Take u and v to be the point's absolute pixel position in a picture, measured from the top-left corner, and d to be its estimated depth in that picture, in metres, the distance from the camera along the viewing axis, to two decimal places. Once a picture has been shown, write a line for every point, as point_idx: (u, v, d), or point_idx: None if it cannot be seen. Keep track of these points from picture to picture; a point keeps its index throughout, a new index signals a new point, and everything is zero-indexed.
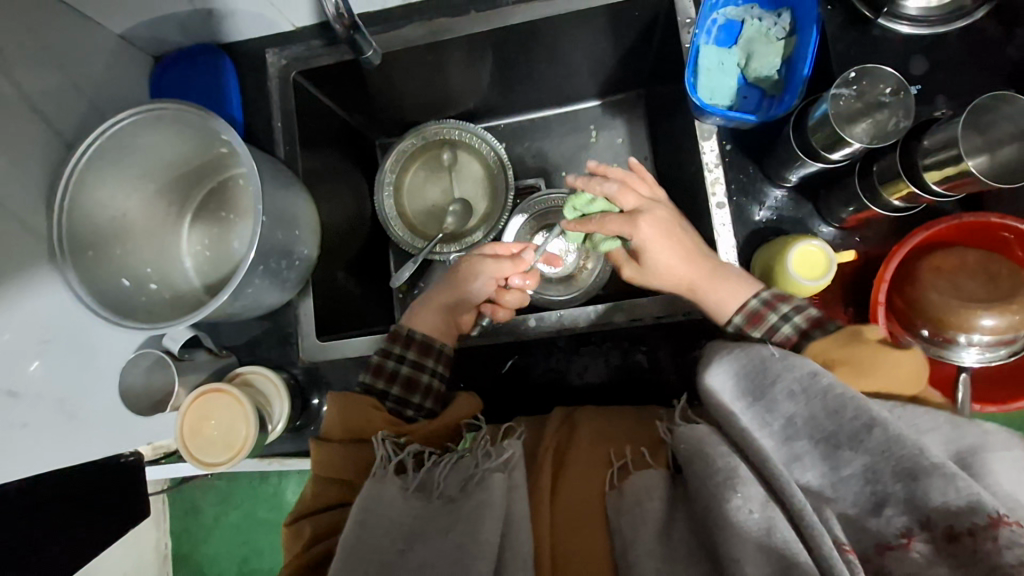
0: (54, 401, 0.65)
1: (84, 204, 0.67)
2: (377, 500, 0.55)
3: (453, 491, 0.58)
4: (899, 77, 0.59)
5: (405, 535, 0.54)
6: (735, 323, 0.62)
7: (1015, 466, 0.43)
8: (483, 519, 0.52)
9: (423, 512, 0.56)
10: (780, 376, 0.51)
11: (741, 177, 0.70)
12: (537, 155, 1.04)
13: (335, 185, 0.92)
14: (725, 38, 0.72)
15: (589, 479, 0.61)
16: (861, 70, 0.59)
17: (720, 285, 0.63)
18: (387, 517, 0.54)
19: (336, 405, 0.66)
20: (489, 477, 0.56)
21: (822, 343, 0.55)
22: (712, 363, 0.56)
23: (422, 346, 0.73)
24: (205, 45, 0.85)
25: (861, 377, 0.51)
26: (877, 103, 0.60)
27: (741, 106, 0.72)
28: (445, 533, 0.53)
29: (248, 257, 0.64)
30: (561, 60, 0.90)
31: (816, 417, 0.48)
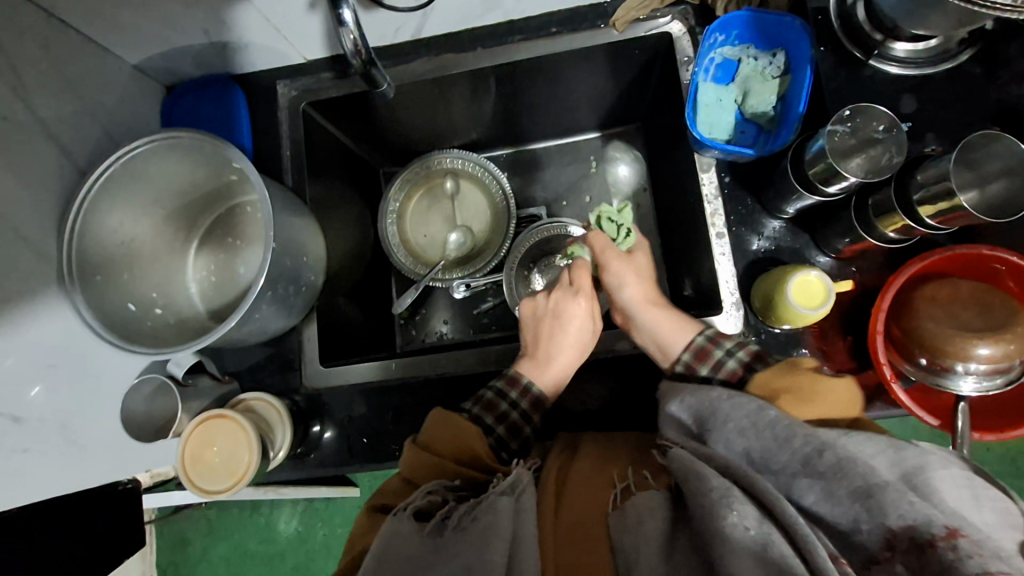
0: (56, 427, 0.63)
1: (94, 228, 0.68)
2: (394, 536, 0.55)
3: (458, 521, 0.56)
4: (892, 116, 0.61)
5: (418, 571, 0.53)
6: (683, 361, 0.67)
7: (954, 482, 0.44)
8: (490, 540, 0.53)
9: (433, 546, 0.55)
10: (729, 416, 0.55)
11: (740, 209, 0.73)
12: (538, 183, 1.06)
13: (341, 213, 0.94)
14: (723, 76, 0.75)
15: (589, 496, 0.61)
16: (855, 108, 0.61)
17: (676, 333, 0.70)
18: (401, 555, 0.54)
19: (443, 419, 0.67)
20: (496, 501, 0.56)
21: (763, 376, 0.60)
22: (670, 405, 0.62)
23: (534, 399, 0.72)
24: (217, 76, 0.88)
25: (805, 405, 0.55)
26: (871, 139, 0.61)
27: (739, 141, 0.75)
28: (451, 558, 0.53)
29: (258, 283, 0.66)
30: (564, 95, 0.93)
31: (769, 449, 0.51)
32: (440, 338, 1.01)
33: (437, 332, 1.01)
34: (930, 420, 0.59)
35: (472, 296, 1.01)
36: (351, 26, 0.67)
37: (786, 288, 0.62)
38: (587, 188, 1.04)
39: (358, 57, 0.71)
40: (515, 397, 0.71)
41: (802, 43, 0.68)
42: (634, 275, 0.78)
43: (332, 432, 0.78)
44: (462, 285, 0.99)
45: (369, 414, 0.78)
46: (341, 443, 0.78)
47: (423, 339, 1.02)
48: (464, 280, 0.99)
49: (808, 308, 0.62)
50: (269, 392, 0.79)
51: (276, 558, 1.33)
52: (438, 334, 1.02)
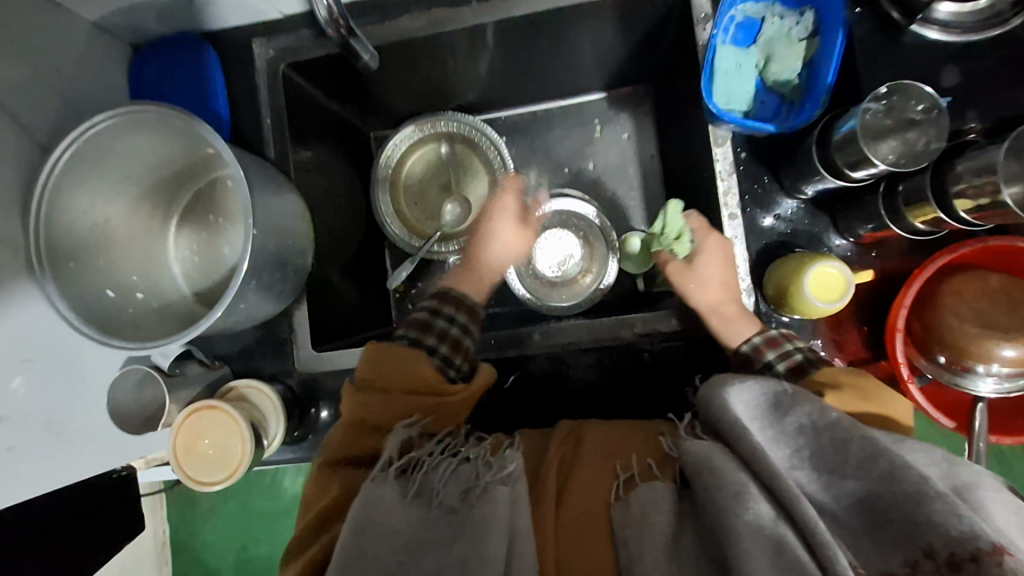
0: (41, 420, 0.60)
1: (63, 209, 0.64)
2: (377, 504, 0.53)
3: (453, 501, 0.56)
4: (934, 95, 0.55)
5: (407, 544, 0.52)
6: (752, 342, 0.63)
7: (1004, 506, 0.44)
8: (488, 531, 0.52)
9: (423, 522, 0.54)
10: (793, 409, 0.52)
11: (756, 188, 0.68)
12: (539, 149, 1.00)
13: (329, 184, 0.89)
14: (744, 38, 0.67)
15: (591, 484, 0.60)
16: (892, 86, 0.55)
17: (734, 328, 0.64)
18: (387, 525, 0.52)
19: (374, 356, 0.67)
20: (495, 490, 0.55)
21: (829, 371, 0.57)
22: (728, 387, 0.56)
23: (469, 311, 0.75)
24: (185, 33, 0.79)
25: (863, 402, 0.52)
26: (907, 121, 0.56)
27: (759, 113, 0.67)
28: (449, 544, 0.52)
29: (241, 267, 0.62)
30: (567, 53, 0.86)
31: (822, 450, 0.49)
32: None
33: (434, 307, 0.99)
34: (947, 422, 0.56)
35: None
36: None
37: (803, 275, 0.59)
38: (590, 154, 0.98)
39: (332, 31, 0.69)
40: (452, 311, 0.74)
41: (835, 2, 0.61)
42: (715, 272, 0.65)
43: (327, 413, 0.77)
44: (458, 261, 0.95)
45: None
46: (337, 425, 0.77)
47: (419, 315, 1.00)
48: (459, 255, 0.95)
49: (819, 301, 0.59)
50: (260, 376, 0.77)
51: (283, 515, 1.36)
52: None
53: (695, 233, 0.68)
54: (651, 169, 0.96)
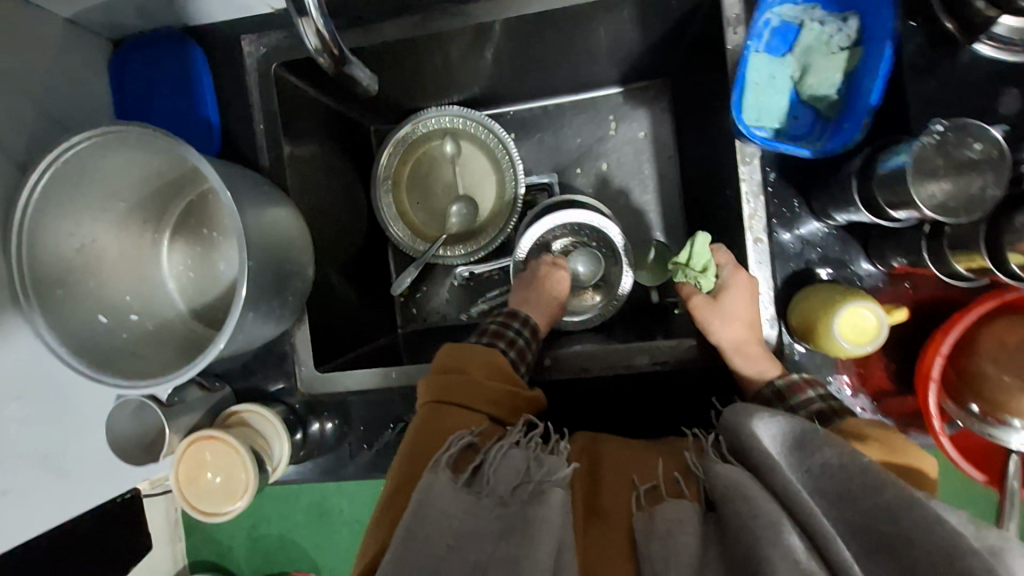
0: (38, 457, 0.59)
1: (47, 234, 0.60)
2: (429, 492, 0.51)
3: (504, 492, 0.53)
4: (996, 136, 0.49)
5: (457, 531, 0.49)
6: (778, 383, 0.62)
7: None
8: (542, 532, 0.48)
9: (475, 508, 0.51)
10: (821, 448, 0.51)
11: (784, 211, 0.63)
12: (549, 146, 0.94)
13: (329, 188, 0.84)
14: (779, 44, 0.61)
15: (615, 503, 0.57)
16: (952, 123, 0.50)
17: (752, 363, 0.63)
18: (439, 509, 0.50)
19: (453, 354, 0.67)
20: (550, 492, 0.52)
21: (853, 422, 0.55)
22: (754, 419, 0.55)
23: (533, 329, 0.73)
24: (168, 30, 0.73)
25: (889, 453, 0.50)
26: (963, 164, 0.49)
27: (791, 130, 0.62)
28: (501, 538, 0.49)
29: (240, 294, 0.59)
30: (582, 46, 0.79)
31: (849, 492, 0.47)
32: (443, 318, 0.96)
33: (438, 312, 0.96)
34: (977, 475, 0.53)
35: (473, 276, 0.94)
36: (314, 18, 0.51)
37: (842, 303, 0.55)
38: (604, 153, 0.93)
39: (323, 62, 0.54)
40: (518, 327, 0.72)
41: (884, 11, 0.55)
42: (738, 305, 0.63)
43: (306, 432, 0.75)
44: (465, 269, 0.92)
45: (371, 418, 0.75)
46: (342, 446, 0.76)
47: (424, 318, 0.96)
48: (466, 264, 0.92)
49: (843, 339, 0.55)
50: (262, 395, 0.75)
51: None
52: (440, 314, 0.96)
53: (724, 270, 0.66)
54: (667, 169, 0.91)
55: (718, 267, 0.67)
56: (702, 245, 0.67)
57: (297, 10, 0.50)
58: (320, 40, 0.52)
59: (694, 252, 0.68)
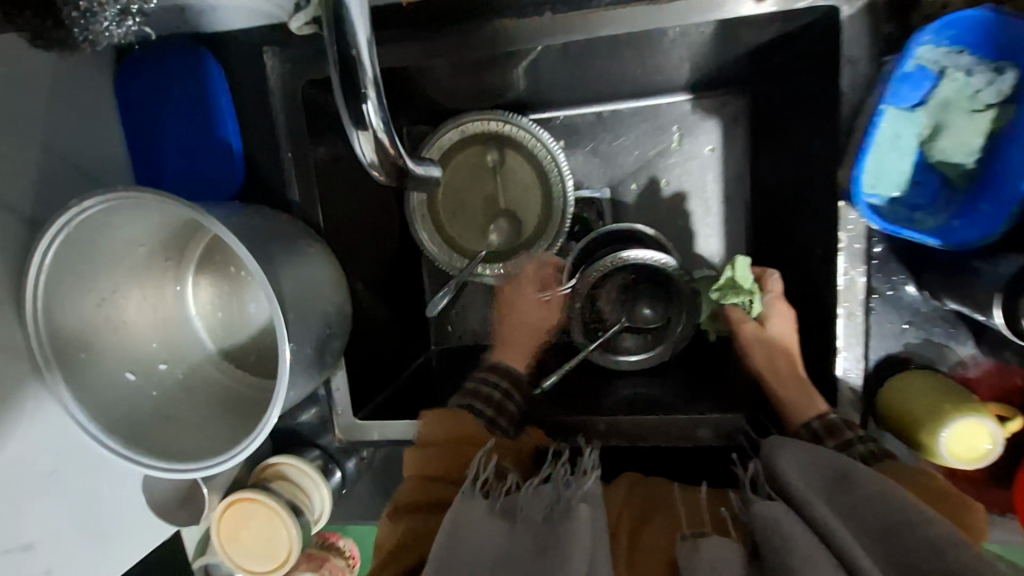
0: (76, 529, 0.57)
1: (61, 298, 0.55)
2: (465, 516, 0.51)
3: (539, 518, 0.52)
4: None
5: (494, 557, 0.48)
6: (812, 427, 0.57)
7: None
8: (571, 543, 0.46)
9: (510, 536, 0.50)
10: (857, 482, 0.49)
11: (888, 289, 0.56)
12: (603, 157, 0.84)
13: (363, 209, 0.76)
14: (912, 95, 0.50)
15: (657, 534, 0.55)
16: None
17: (794, 392, 0.60)
18: (477, 534, 0.49)
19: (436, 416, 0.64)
20: (575, 508, 0.51)
21: (893, 467, 0.51)
22: (776, 457, 0.55)
23: (513, 379, 0.70)
24: (177, 39, 0.63)
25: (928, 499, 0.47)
26: None
27: (911, 198, 0.54)
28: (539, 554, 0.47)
29: (284, 359, 0.52)
30: (653, 57, 0.68)
31: (882, 523, 0.45)
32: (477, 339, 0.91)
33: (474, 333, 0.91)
34: None
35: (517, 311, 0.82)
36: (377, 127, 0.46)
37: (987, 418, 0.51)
38: (665, 168, 0.82)
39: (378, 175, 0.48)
40: (498, 379, 0.70)
41: None
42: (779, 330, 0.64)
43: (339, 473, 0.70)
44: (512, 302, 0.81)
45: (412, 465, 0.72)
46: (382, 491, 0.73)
47: (459, 337, 0.92)
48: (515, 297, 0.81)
49: (948, 436, 0.51)
50: (299, 438, 0.72)
51: None
52: (475, 334, 0.91)
53: (765, 297, 0.66)
54: (735, 192, 0.81)
55: (764, 293, 0.67)
56: (744, 266, 0.67)
57: (354, 121, 0.45)
58: (379, 150, 0.47)
59: (736, 276, 0.68)
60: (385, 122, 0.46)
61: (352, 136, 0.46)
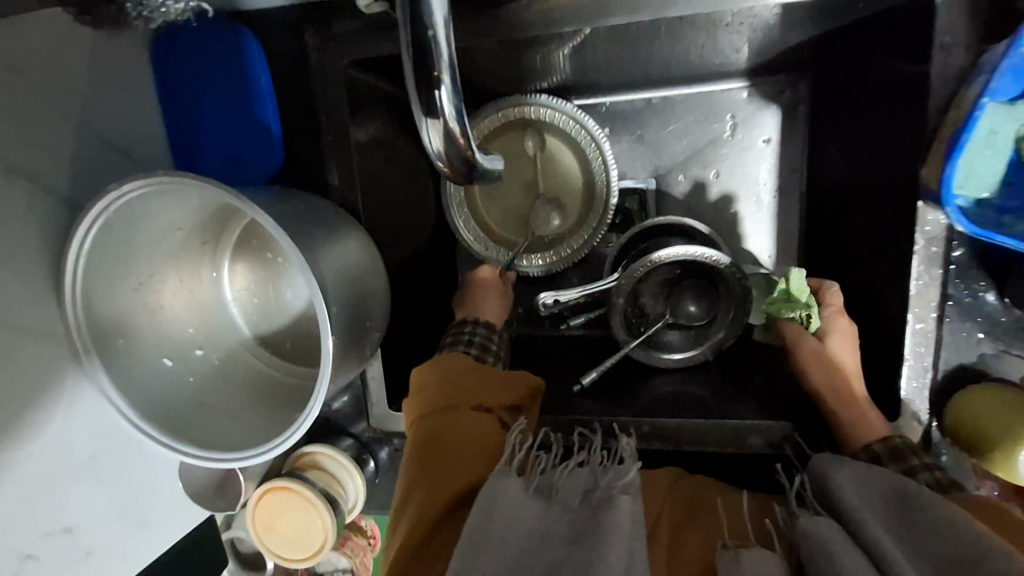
0: (116, 514, 0.57)
1: (99, 280, 0.54)
2: (498, 492, 0.48)
3: (574, 501, 0.50)
4: None
5: (526, 542, 0.46)
6: (875, 450, 0.55)
7: None
8: (611, 537, 0.44)
9: (545, 517, 0.48)
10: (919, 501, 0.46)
11: (965, 295, 0.52)
12: (651, 145, 0.80)
13: (400, 191, 0.74)
14: (1013, 88, 0.45)
15: (698, 537, 0.53)
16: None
17: (857, 416, 0.58)
18: (510, 517, 0.47)
19: (432, 375, 0.62)
20: (615, 498, 0.48)
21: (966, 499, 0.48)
22: (830, 473, 0.52)
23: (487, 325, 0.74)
24: (214, 15, 0.60)
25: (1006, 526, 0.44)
26: None
27: (1004, 198, 0.49)
28: (572, 544, 0.45)
29: (327, 347, 0.51)
30: (714, 39, 0.64)
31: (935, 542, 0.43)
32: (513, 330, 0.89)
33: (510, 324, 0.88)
34: None
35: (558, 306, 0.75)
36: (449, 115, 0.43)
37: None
38: (717, 158, 0.78)
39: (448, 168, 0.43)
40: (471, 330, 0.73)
41: None
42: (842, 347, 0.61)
43: (373, 464, 0.70)
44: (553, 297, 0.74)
45: None
46: None
47: None
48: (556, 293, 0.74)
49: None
50: (333, 427, 0.71)
51: None
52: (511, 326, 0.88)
53: (825, 311, 0.64)
54: (790, 184, 0.77)
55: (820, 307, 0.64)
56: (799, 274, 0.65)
57: (426, 110, 0.42)
58: (447, 141, 0.44)
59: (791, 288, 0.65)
60: (458, 112, 0.43)
61: (421, 124, 0.43)
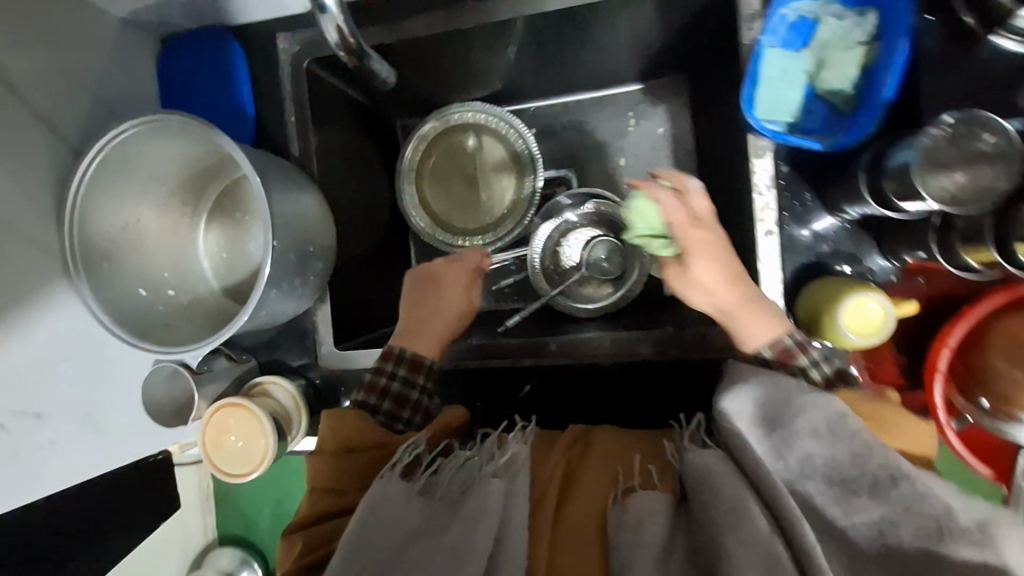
0: (80, 415, 0.64)
1: (94, 212, 0.66)
2: (382, 500, 0.56)
3: (454, 495, 0.59)
4: (1005, 126, 0.52)
5: (408, 533, 0.54)
6: (763, 355, 0.60)
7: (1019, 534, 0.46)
8: (479, 521, 0.54)
9: (425, 515, 0.56)
10: (803, 414, 0.53)
11: (796, 205, 0.63)
12: (569, 142, 0.96)
13: (354, 174, 0.88)
14: (795, 39, 0.61)
15: (581, 496, 0.59)
16: (963, 115, 0.52)
17: (754, 319, 0.61)
18: (391, 516, 0.55)
19: (330, 418, 0.66)
20: (488, 483, 0.57)
21: (848, 394, 0.55)
22: (728, 389, 0.57)
23: (411, 363, 0.73)
24: (211, 28, 0.79)
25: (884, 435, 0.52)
26: (976, 155, 0.52)
27: (806, 123, 0.62)
28: (442, 533, 0.54)
29: (263, 272, 0.62)
30: (600, 44, 0.81)
31: (840, 459, 0.50)
32: None
33: None
34: (983, 470, 0.57)
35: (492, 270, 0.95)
36: (333, 12, 0.58)
37: (872, 292, 0.57)
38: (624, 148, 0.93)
39: (345, 48, 0.60)
40: (393, 367, 0.72)
41: (903, 2, 0.55)
42: (706, 263, 0.63)
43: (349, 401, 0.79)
44: None
45: None
46: None
47: None
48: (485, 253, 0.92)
49: (844, 313, 0.56)
50: (286, 370, 0.80)
51: None
52: None
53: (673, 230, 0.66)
54: (685, 166, 0.91)
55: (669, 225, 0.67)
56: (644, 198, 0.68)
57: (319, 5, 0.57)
58: (341, 33, 0.60)
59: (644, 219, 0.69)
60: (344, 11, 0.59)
61: (320, 20, 0.59)
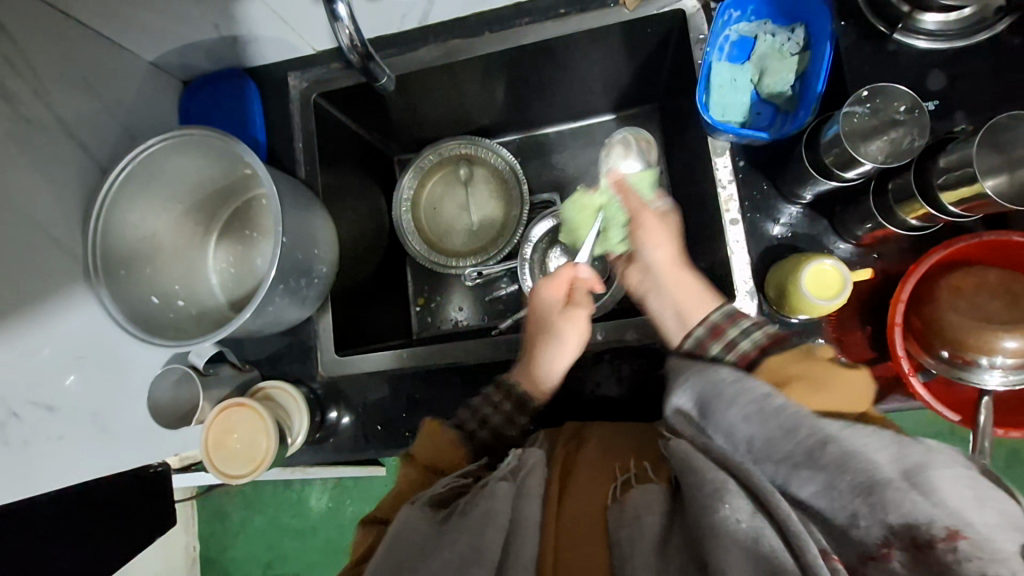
0: (89, 414, 0.67)
1: (114, 223, 0.70)
2: (401, 524, 0.55)
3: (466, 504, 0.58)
4: (914, 97, 0.63)
5: (421, 550, 0.53)
6: (697, 336, 0.67)
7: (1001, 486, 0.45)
8: (487, 526, 0.53)
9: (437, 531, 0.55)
10: (734, 399, 0.53)
11: (755, 195, 0.72)
12: (552, 168, 1.04)
13: (354, 200, 0.94)
14: (739, 54, 0.74)
15: (584, 497, 0.60)
16: (873, 88, 0.64)
17: (690, 298, 0.72)
18: (409, 540, 0.54)
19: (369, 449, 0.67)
20: (494, 487, 0.57)
21: (777, 360, 0.58)
22: (675, 387, 0.59)
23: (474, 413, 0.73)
24: (231, 70, 0.89)
25: (816, 393, 0.52)
26: (892, 120, 0.64)
27: (754, 123, 0.75)
28: (453, 540, 0.53)
29: (269, 275, 0.67)
30: (575, 78, 0.91)
31: (773, 438, 0.49)
32: (456, 325, 1.01)
33: (452, 320, 1.01)
34: (953, 415, 0.63)
35: (484, 285, 1.00)
36: (347, 21, 0.67)
37: (824, 256, 0.64)
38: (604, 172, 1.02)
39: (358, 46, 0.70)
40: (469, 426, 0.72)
41: (823, 17, 0.67)
42: (658, 234, 0.79)
43: (348, 418, 0.82)
44: (475, 273, 0.98)
45: (387, 400, 0.81)
46: (358, 427, 0.82)
47: (438, 326, 1.02)
48: (477, 267, 0.98)
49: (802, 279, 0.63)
50: (288, 380, 0.83)
51: (309, 534, 1.33)
52: (454, 322, 1.01)
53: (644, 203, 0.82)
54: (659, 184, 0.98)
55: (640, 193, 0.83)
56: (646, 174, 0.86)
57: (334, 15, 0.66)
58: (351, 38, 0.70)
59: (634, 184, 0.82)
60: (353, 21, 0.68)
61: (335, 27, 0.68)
